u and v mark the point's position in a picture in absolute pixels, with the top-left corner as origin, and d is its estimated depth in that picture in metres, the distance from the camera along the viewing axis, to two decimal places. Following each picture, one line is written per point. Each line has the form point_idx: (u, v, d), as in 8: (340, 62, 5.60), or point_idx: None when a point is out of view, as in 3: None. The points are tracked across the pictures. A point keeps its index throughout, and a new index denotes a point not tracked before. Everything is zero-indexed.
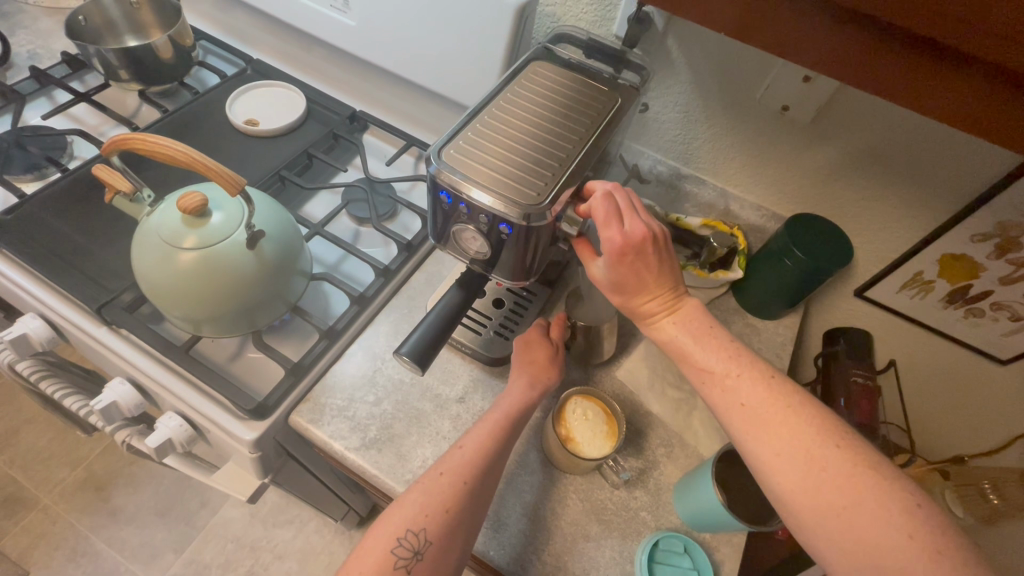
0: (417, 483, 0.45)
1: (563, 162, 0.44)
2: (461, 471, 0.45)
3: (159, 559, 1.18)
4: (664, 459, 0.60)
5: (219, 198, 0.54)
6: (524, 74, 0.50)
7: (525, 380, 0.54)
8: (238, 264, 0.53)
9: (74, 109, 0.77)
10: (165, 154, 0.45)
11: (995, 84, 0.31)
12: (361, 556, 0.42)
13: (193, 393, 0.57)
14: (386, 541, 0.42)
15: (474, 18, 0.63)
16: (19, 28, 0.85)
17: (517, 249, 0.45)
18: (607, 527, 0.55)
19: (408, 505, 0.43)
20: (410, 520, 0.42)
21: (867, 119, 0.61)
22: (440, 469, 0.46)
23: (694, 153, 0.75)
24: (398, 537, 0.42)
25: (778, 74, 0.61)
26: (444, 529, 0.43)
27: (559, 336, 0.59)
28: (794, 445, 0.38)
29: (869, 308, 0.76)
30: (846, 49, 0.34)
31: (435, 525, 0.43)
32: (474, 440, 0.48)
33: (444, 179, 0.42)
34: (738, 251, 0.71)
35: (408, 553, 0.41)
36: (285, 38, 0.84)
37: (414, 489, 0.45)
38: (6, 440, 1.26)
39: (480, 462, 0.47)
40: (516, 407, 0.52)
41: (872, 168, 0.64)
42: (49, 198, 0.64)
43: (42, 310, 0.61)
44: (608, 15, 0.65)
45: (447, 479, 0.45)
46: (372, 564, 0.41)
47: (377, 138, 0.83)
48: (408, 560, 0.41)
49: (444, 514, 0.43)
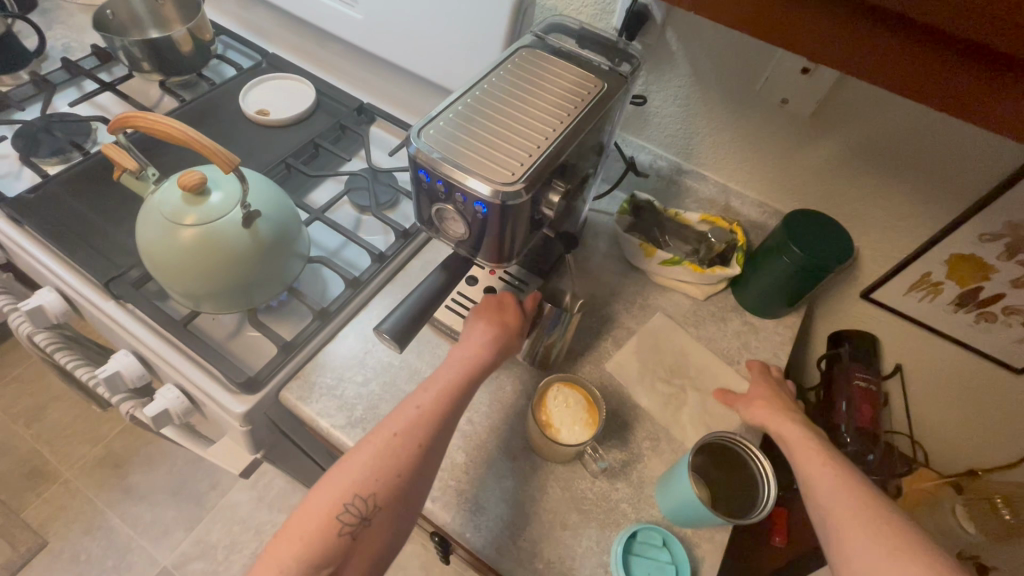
0: (368, 443, 0.46)
1: (542, 144, 0.44)
2: (415, 434, 0.46)
3: (169, 537, 1.22)
4: (650, 453, 0.59)
5: (219, 178, 0.56)
6: (513, 60, 0.51)
7: (486, 340, 0.53)
8: (236, 241, 0.55)
9: (100, 98, 0.82)
10: (166, 132, 0.48)
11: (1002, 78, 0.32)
12: (306, 512, 0.43)
13: (190, 366, 0.59)
14: (333, 504, 0.42)
15: (474, 11, 0.65)
16: (56, 23, 0.91)
17: (495, 229, 0.45)
18: (586, 517, 0.54)
19: (357, 468, 0.44)
20: (359, 484, 0.43)
21: (869, 112, 0.60)
22: (395, 430, 0.46)
23: (695, 148, 0.74)
24: (345, 502, 0.42)
25: (777, 67, 0.61)
26: (394, 494, 0.44)
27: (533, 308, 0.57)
28: (870, 554, 0.41)
29: (875, 311, 0.73)
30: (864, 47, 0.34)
31: (384, 490, 0.44)
32: (430, 399, 0.48)
33: (423, 158, 0.43)
34: (736, 249, 0.71)
35: (355, 519, 0.42)
36: (300, 33, 0.87)
37: (366, 448, 0.45)
38: (34, 416, 1.33)
39: (433, 416, 0.47)
40: (478, 370, 0.52)
41: (877, 163, 0.63)
42: (70, 179, 0.68)
43: (57, 283, 0.64)
44: (607, 9, 0.66)
45: (400, 440, 0.45)
46: (315, 527, 0.42)
47: (383, 130, 0.84)
48: (354, 525, 0.42)
49: (394, 479, 0.44)
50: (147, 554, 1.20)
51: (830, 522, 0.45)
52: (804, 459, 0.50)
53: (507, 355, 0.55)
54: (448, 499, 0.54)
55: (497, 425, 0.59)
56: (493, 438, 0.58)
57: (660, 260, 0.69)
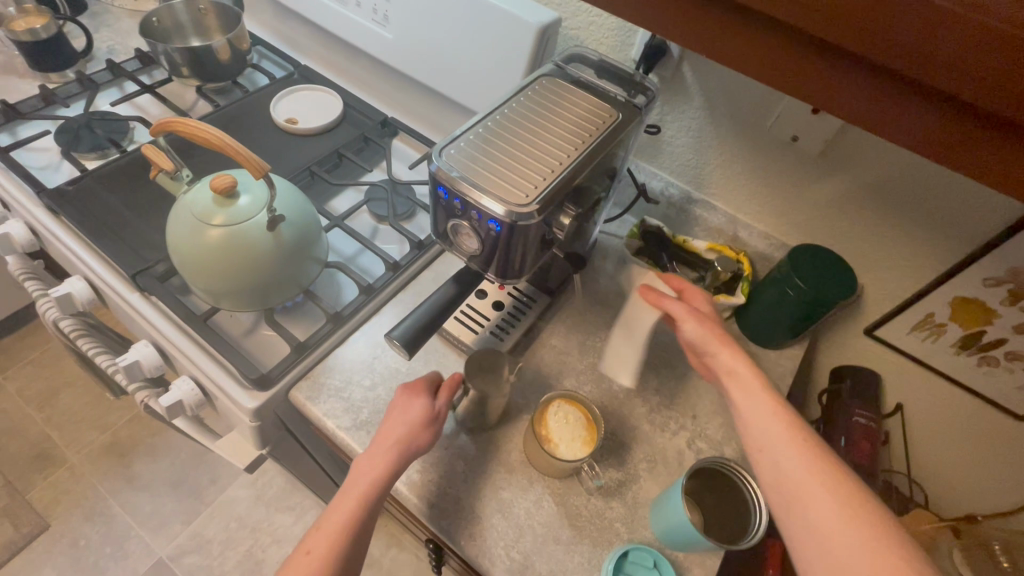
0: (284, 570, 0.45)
1: (557, 169, 0.46)
2: (325, 553, 0.45)
3: (167, 528, 1.24)
4: (645, 474, 0.60)
5: (248, 183, 0.59)
6: (534, 88, 0.54)
7: (393, 438, 0.51)
8: (259, 244, 0.58)
9: (139, 99, 0.86)
10: (203, 137, 0.51)
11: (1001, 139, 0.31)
12: None
13: (206, 360, 0.62)
14: None
15: (500, 38, 0.68)
16: (103, 26, 0.96)
17: (507, 247, 0.47)
18: (579, 533, 0.55)
19: None
20: None
21: (876, 154, 0.61)
22: (308, 548, 0.45)
23: (706, 178, 0.76)
24: None
25: (788, 106, 0.63)
26: None
27: (449, 395, 0.54)
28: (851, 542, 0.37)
29: (878, 349, 0.74)
30: (864, 100, 0.33)
31: None
32: (342, 510, 0.47)
33: (443, 176, 0.46)
34: (742, 279, 0.72)
35: None
36: (332, 48, 0.91)
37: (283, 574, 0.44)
38: (47, 399, 1.36)
39: (365, 507, 0.48)
40: (390, 469, 0.49)
41: (882, 204, 0.64)
42: (106, 174, 0.71)
43: (86, 273, 0.67)
44: (627, 41, 0.68)
45: (313, 558, 0.44)
46: None
47: (405, 144, 0.88)
48: None
49: None
50: (144, 544, 1.21)
51: (783, 485, 0.41)
52: (753, 409, 0.46)
53: (417, 453, 0.51)
54: (445, 506, 0.55)
55: (497, 437, 0.60)
56: (493, 450, 0.59)
57: None
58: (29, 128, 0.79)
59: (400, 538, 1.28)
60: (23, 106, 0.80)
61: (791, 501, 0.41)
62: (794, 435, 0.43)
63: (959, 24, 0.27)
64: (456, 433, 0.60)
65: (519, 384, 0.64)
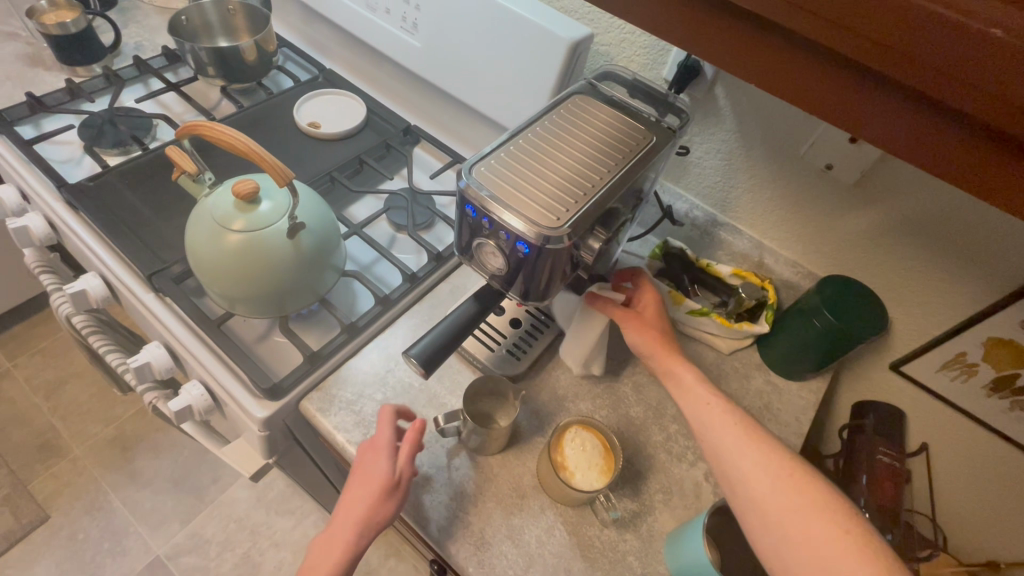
0: None
1: (588, 192, 0.45)
2: None
3: (166, 526, 1.23)
4: (661, 506, 0.58)
5: (270, 188, 0.58)
6: (566, 105, 0.53)
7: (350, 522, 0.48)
8: (279, 251, 0.57)
9: (164, 97, 0.86)
10: (228, 142, 0.50)
11: (982, 146, 0.28)
12: None
13: (218, 365, 0.60)
14: None
15: (530, 51, 0.67)
16: (132, 22, 0.96)
17: (534, 268, 0.46)
18: (592, 566, 0.53)
19: None
20: None
21: (913, 187, 0.60)
22: None
23: (732, 202, 0.75)
24: None
25: (824, 133, 0.61)
26: None
27: (407, 460, 0.50)
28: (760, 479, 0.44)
29: (903, 386, 0.72)
30: (840, 99, 0.31)
31: None
32: None
33: (471, 194, 0.45)
34: (766, 306, 0.70)
35: None
36: (357, 53, 0.91)
37: None
38: (54, 389, 1.36)
39: None
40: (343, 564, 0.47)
41: (917, 238, 0.62)
42: (127, 172, 0.71)
43: (102, 270, 0.67)
44: (659, 60, 0.67)
45: None
46: None
47: (426, 152, 0.87)
48: None
49: None
50: (142, 541, 1.20)
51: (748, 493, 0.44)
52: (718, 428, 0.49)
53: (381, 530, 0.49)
54: (455, 529, 0.54)
55: (510, 460, 0.59)
56: (505, 473, 0.58)
57: (688, 309, 0.69)
58: (53, 121, 0.79)
59: (400, 548, 1.26)
60: (49, 99, 0.80)
61: (763, 516, 0.42)
62: (751, 445, 0.46)
63: (931, 19, 0.25)
64: (468, 454, 0.58)
65: (534, 405, 0.63)
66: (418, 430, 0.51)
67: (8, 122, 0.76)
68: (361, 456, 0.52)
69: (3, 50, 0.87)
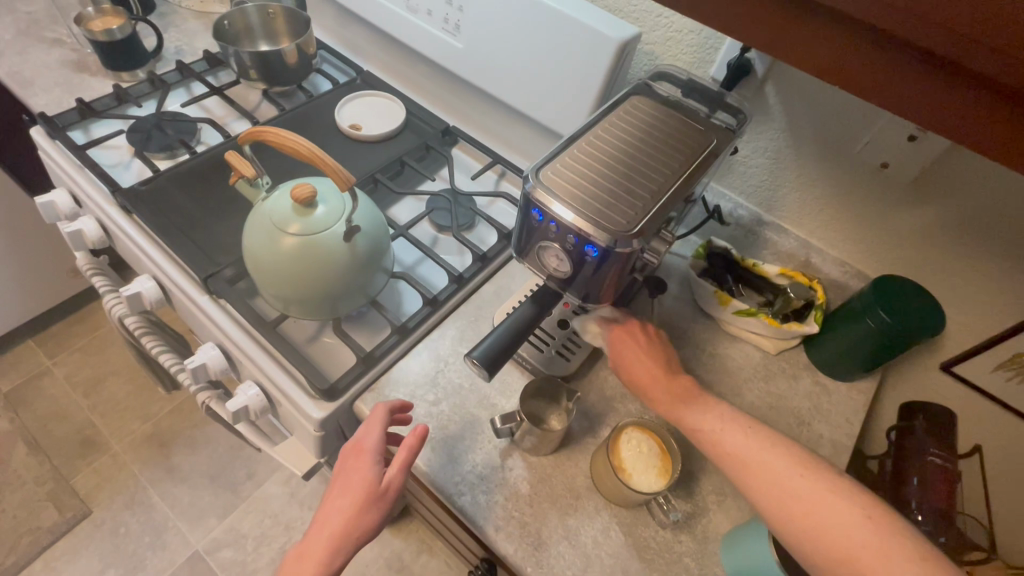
0: None
1: (655, 195, 0.45)
2: None
3: (203, 521, 1.25)
4: (715, 507, 0.58)
5: (326, 193, 0.59)
6: (621, 107, 0.53)
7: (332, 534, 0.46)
8: (336, 254, 0.57)
9: (206, 101, 0.87)
10: (292, 148, 0.50)
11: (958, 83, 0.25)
12: None
13: (273, 366, 0.61)
14: None
15: (576, 49, 0.67)
16: (171, 26, 0.97)
17: (600, 271, 0.46)
18: (649, 567, 0.54)
19: None
20: None
21: (975, 185, 0.59)
22: None
23: (778, 201, 0.74)
24: None
25: (880, 131, 0.60)
26: None
27: (398, 466, 0.49)
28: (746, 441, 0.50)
29: (958, 387, 0.70)
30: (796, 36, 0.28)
31: None
32: None
33: (538, 197, 0.45)
34: (814, 306, 0.69)
35: None
36: (393, 55, 0.91)
37: None
38: (93, 387, 1.39)
39: None
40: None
41: (973, 237, 0.62)
42: (177, 175, 0.72)
43: (156, 273, 0.68)
44: (707, 58, 0.67)
45: None
46: None
47: (465, 152, 0.87)
48: None
49: None
50: (181, 535, 1.23)
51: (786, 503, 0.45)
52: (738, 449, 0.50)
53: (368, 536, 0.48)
54: (512, 530, 0.54)
55: (565, 462, 0.59)
56: (561, 474, 0.58)
57: (734, 309, 0.69)
58: (101, 125, 0.80)
59: (431, 544, 1.27)
60: (97, 105, 0.82)
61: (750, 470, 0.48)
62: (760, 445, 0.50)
63: None
64: (520, 455, 0.59)
65: (585, 407, 0.63)
66: (415, 441, 0.49)
67: (60, 127, 0.77)
68: (345, 459, 0.50)
69: (50, 56, 0.89)
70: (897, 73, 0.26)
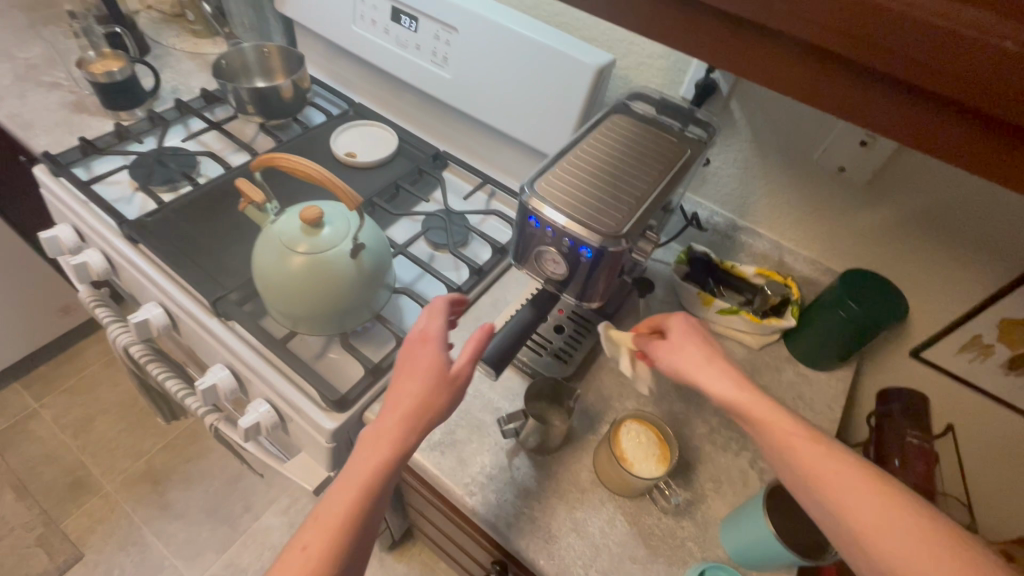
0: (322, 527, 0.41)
1: (639, 200, 0.50)
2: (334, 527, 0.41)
3: (200, 558, 1.23)
4: (712, 494, 0.61)
5: (332, 214, 0.63)
6: (603, 125, 0.58)
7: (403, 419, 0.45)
8: (343, 270, 0.61)
9: (204, 136, 0.91)
10: (303, 171, 0.54)
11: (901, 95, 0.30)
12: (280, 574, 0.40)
13: (283, 382, 0.63)
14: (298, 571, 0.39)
15: (556, 75, 0.72)
16: (167, 67, 1.01)
17: (593, 272, 0.50)
18: (654, 552, 0.56)
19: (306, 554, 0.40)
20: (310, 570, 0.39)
21: (923, 184, 0.65)
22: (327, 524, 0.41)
23: (750, 207, 0.80)
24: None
25: (836, 139, 0.67)
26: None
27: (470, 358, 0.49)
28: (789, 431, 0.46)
29: (927, 371, 0.75)
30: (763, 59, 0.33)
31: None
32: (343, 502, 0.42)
33: (535, 206, 0.49)
34: (791, 302, 0.74)
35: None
36: (383, 87, 0.96)
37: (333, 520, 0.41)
38: (83, 427, 1.37)
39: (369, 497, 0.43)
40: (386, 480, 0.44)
41: (927, 229, 0.68)
42: (181, 205, 0.75)
43: (164, 300, 0.71)
44: (677, 79, 0.73)
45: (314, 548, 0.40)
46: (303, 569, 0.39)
47: (455, 175, 0.92)
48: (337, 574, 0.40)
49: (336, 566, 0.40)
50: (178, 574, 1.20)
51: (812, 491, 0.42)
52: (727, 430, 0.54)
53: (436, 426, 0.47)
54: (522, 525, 0.56)
55: (569, 458, 0.62)
56: (566, 470, 0.61)
57: (717, 309, 0.74)
58: (103, 162, 0.83)
59: (435, 566, 1.27)
60: (99, 143, 0.85)
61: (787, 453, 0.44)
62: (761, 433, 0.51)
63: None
64: (526, 454, 0.61)
65: (584, 406, 0.66)
66: (486, 331, 0.49)
67: (64, 165, 0.80)
68: (408, 348, 0.50)
69: (49, 99, 0.92)
70: (846, 89, 0.31)
